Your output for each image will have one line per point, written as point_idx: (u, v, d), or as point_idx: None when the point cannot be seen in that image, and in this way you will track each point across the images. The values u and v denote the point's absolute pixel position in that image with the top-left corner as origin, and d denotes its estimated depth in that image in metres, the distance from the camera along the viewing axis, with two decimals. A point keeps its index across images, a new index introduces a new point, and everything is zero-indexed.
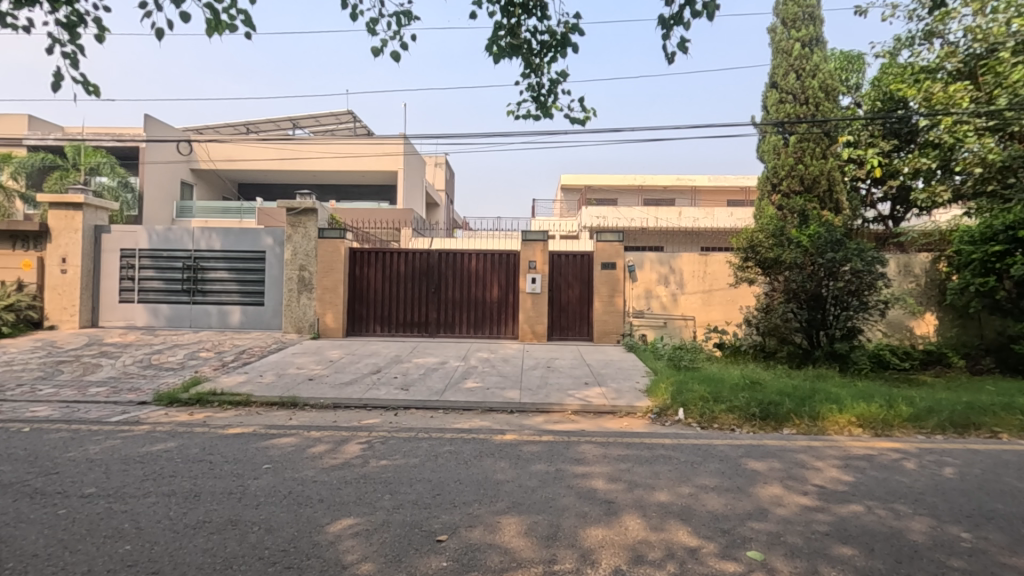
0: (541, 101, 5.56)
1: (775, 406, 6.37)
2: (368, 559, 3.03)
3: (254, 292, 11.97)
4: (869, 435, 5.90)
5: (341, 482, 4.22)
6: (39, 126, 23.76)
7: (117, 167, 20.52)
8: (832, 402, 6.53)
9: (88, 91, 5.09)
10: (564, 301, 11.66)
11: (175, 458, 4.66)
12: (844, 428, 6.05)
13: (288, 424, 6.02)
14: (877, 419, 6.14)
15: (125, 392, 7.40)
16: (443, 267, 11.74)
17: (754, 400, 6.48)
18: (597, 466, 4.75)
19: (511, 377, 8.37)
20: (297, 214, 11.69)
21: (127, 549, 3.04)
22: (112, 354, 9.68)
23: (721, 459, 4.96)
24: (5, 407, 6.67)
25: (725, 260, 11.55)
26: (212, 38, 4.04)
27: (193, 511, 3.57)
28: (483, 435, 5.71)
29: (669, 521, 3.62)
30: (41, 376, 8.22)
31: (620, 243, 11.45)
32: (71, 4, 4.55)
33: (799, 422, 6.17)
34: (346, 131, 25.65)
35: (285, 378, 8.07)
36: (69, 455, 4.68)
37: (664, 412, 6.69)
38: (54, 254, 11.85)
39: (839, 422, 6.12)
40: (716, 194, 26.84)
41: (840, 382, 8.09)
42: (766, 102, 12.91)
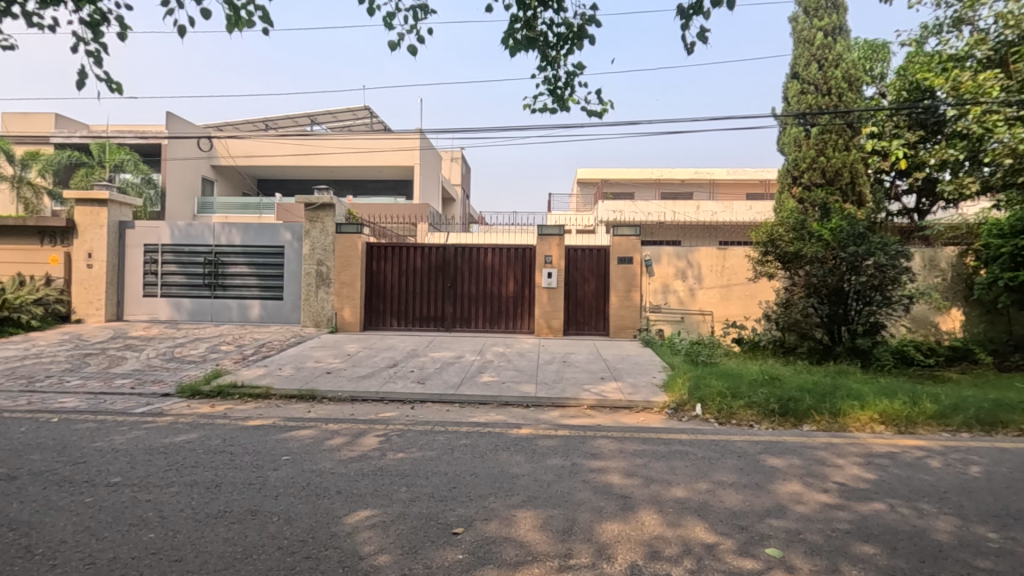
0: (557, 94, 5.51)
1: (795, 402, 6.28)
2: (385, 551, 3.06)
3: (273, 287, 12.13)
4: (892, 432, 5.79)
5: (358, 474, 4.26)
6: (66, 124, 24.32)
7: (141, 164, 20.89)
8: (853, 399, 6.42)
9: (111, 88, 5.20)
10: (580, 296, 11.62)
11: (197, 449, 4.75)
12: (866, 424, 5.94)
13: (307, 416, 6.10)
14: (900, 416, 6.02)
15: (149, 384, 7.57)
16: (459, 261, 11.76)
17: (773, 396, 6.40)
18: (613, 461, 4.73)
19: (527, 371, 8.37)
20: (315, 209, 11.80)
21: (150, 537, 3.11)
22: (136, 347, 9.90)
23: (740, 455, 4.90)
24: (36, 398, 6.87)
25: (744, 254, 11.38)
26: (232, 34, 4.08)
27: (214, 501, 3.64)
28: (499, 429, 5.72)
29: (686, 517, 3.59)
30: (69, 368, 8.44)
31: (637, 238, 11.37)
32: (94, 4, 4.64)
33: (819, 418, 6.08)
34: (363, 126, 25.81)
35: (304, 371, 8.18)
36: (96, 445, 4.80)
37: (681, 407, 6.63)
38: (81, 249, 12.14)
39: (861, 419, 6.01)
40: (735, 188, 26.47)
41: (861, 379, 7.94)
42: (787, 93, 12.68)
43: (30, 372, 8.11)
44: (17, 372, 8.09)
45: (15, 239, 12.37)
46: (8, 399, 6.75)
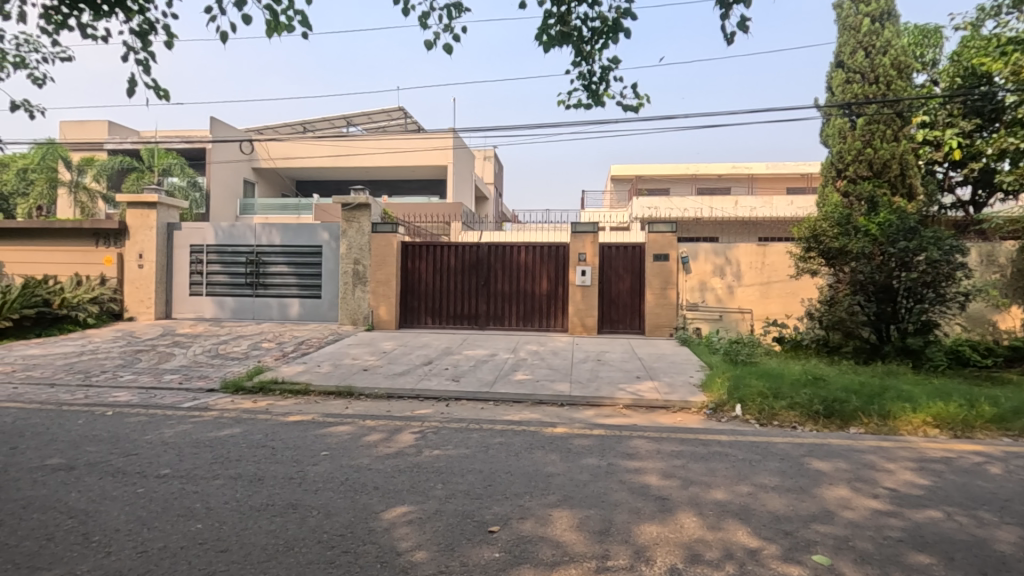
0: (592, 90, 5.45)
1: (841, 403, 6.05)
2: (422, 547, 3.08)
3: (312, 285, 12.42)
4: (947, 436, 5.50)
5: (395, 470, 4.31)
6: (118, 131, 25.48)
7: (187, 168, 21.69)
8: (904, 401, 6.13)
9: (159, 95, 5.41)
10: (615, 294, 11.48)
11: (240, 443, 4.89)
12: (918, 428, 5.67)
13: (345, 413, 6.21)
14: (956, 419, 5.72)
15: (196, 380, 7.86)
16: (492, 260, 11.78)
17: (817, 397, 6.18)
18: (650, 462, 4.65)
19: (561, 369, 8.32)
20: (352, 209, 12.01)
21: (198, 528, 3.22)
22: (183, 344, 10.29)
23: (783, 458, 4.75)
24: (91, 392, 7.21)
25: (785, 250, 11.05)
26: (272, 39, 4.17)
27: (257, 494, 3.74)
28: (534, 428, 5.70)
29: (727, 521, 3.50)
30: (122, 364, 8.83)
31: (673, 234, 11.16)
32: (142, 14, 4.82)
33: (867, 421, 5.83)
34: (397, 127, 26.16)
35: (341, 368, 8.35)
36: (146, 438, 5.01)
37: (720, 407, 6.47)
38: (132, 250, 12.70)
39: (913, 422, 5.73)
40: (775, 182, 25.73)
41: (912, 380, 7.59)
42: (831, 83, 12.22)
43: (87, 368, 8.52)
44: (76, 367, 8.51)
45: (72, 241, 13.04)
46: (66, 393, 7.11)
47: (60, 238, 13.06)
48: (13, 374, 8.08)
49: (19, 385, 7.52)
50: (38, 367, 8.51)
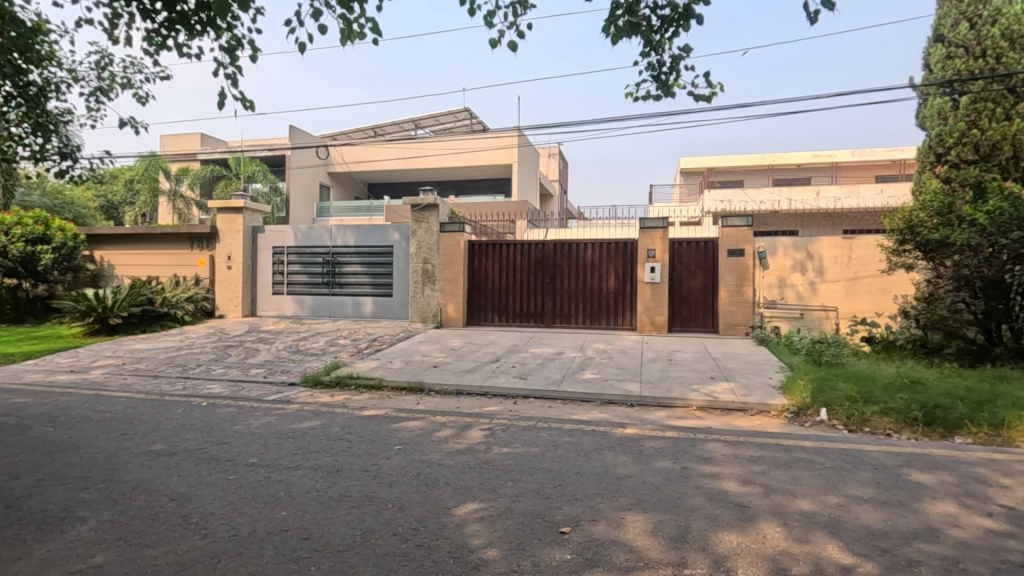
0: (662, 80, 5.26)
1: (943, 410, 5.52)
2: (493, 545, 3.09)
3: (383, 284, 12.85)
4: None
5: (465, 466, 4.36)
6: (209, 142, 27.55)
7: (268, 175, 23.28)
8: (1021, 409, 5.50)
9: (245, 106, 5.77)
10: (686, 291, 11.10)
11: (320, 436, 5.13)
12: None
13: (416, 408, 6.37)
14: None
15: (279, 374, 8.34)
16: (558, 257, 11.71)
17: (915, 403, 5.67)
18: (727, 467, 4.44)
19: (630, 369, 8.13)
20: (421, 210, 12.32)
21: (283, 515, 3.39)
22: (268, 340, 10.95)
23: (877, 468, 4.39)
24: (189, 384, 7.82)
25: (874, 243, 10.27)
26: (346, 47, 4.33)
27: (336, 485, 3.90)
28: (603, 428, 5.60)
29: (815, 533, 3.27)
30: (215, 358, 9.53)
31: (749, 228, 10.63)
32: (231, 30, 5.15)
33: (975, 430, 5.28)
34: (464, 128, 26.58)
35: (412, 364, 8.59)
36: (237, 428, 5.36)
37: (803, 411, 6.08)
38: (222, 252, 13.67)
39: None
40: (862, 171, 23.96)
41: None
42: (929, 59, 11.20)
43: (184, 361, 9.26)
44: (175, 361, 9.27)
45: (172, 245, 14.23)
46: (167, 384, 7.75)
47: (162, 242, 14.29)
48: (124, 366, 8.92)
49: (128, 376, 8.28)
50: (144, 360, 9.34)
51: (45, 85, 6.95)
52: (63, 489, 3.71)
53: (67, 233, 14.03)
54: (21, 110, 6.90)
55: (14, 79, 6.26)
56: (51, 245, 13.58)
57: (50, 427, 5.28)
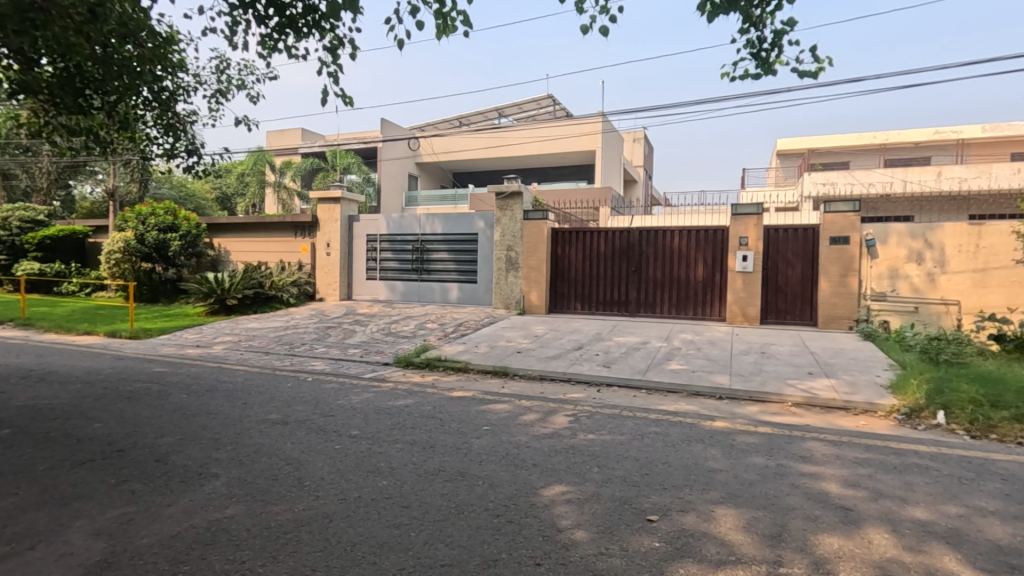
0: (762, 58, 5.32)
1: (953, 390, 5.67)
2: (581, 527, 3.12)
3: (470, 271, 13.38)
4: None
5: (552, 450, 4.38)
6: (309, 138, 29.91)
7: (362, 166, 25.06)
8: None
9: (345, 102, 6.25)
10: (783, 281, 10.66)
11: (415, 413, 5.42)
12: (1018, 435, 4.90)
13: (501, 392, 6.52)
14: None
15: (374, 354, 8.88)
16: (644, 244, 11.63)
17: (970, 397, 5.46)
18: (830, 468, 4.15)
19: (719, 361, 7.83)
20: (506, 198, 12.64)
21: (384, 484, 3.63)
22: (363, 322, 11.65)
23: (1007, 479, 3.96)
24: (296, 360, 8.55)
25: (1009, 229, 9.41)
26: (441, 39, 4.62)
27: (431, 459, 4.10)
28: (691, 420, 5.44)
29: (931, 543, 3.03)
30: (317, 338, 10.28)
31: (857, 214, 10.01)
32: (334, 31, 5.68)
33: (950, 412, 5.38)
34: (547, 114, 26.98)
35: (497, 349, 8.83)
36: (341, 402, 5.78)
37: (915, 414, 5.59)
38: (322, 240, 14.72)
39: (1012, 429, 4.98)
40: (993, 148, 21.48)
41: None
42: None
43: (291, 339, 10.10)
44: (283, 339, 10.11)
45: (278, 233, 15.49)
46: (279, 359, 8.52)
47: (271, 230, 15.61)
48: (241, 342, 9.90)
49: (245, 352, 9.16)
50: (257, 338, 10.27)
51: (176, 89, 7.66)
52: (200, 448, 4.22)
53: (192, 222, 15.55)
54: (156, 114, 7.64)
55: (151, 87, 6.91)
56: (179, 233, 15.17)
57: (186, 393, 6.00)
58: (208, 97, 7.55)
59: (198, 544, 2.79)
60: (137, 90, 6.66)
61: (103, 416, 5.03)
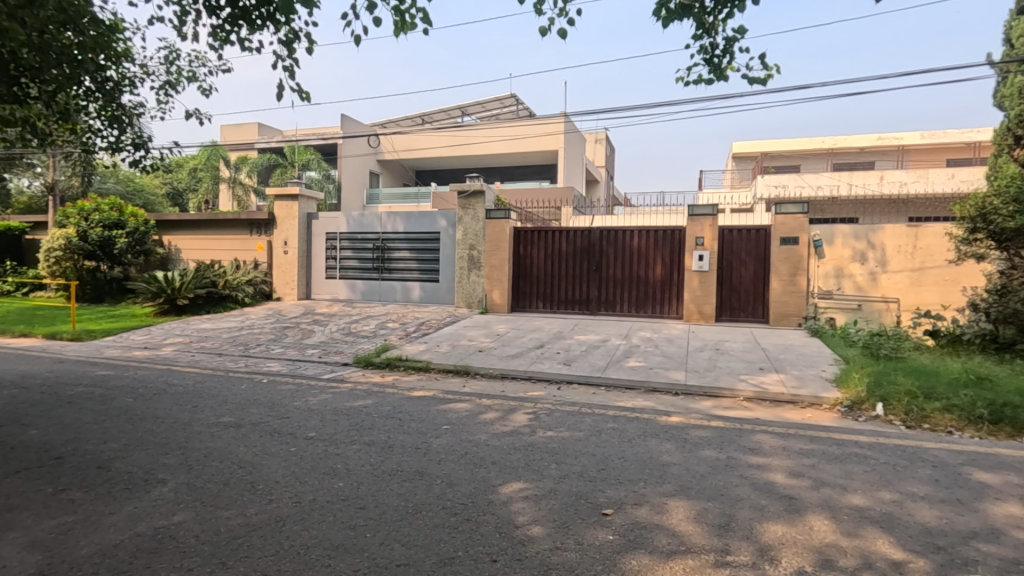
0: (714, 64, 5.49)
1: (891, 384, 5.99)
2: (538, 523, 3.16)
3: (432, 270, 13.29)
4: (978, 435, 5.02)
5: (510, 447, 4.42)
6: (266, 133, 29.09)
7: (322, 163, 24.63)
8: (968, 389, 5.75)
9: (302, 97, 6.12)
10: (736, 280, 11.01)
11: (373, 413, 5.36)
12: (947, 425, 5.23)
13: (461, 391, 6.51)
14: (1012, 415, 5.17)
15: (333, 354, 8.73)
16: (605, 244, 11.81)
17: (906, 389, 5.77)
18: (776, 459, 4.33)
19: (676, 357, 8.03)
20: (467, 197, 12.61)
21: (340, 486, 3.59)
22: (322, 322, 11.43)
23: (937, 465, 4.22)
24: (251, 361, 8.31)
25: (942, 231, 10.00)
26: (399, 37, 4.59)
27: (388, 460, 4.07)
28: (647, 416, 5.58)
29: (867, 528, 3.20)
30: (273, 338, 10.02)
31: (805, 216, 10.44)
32: (290, 24, 5.56)
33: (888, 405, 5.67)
34: (510, 114, 27.05)
35: (459, 348, 8.81)
36: (297, 404, 5.67)
37: (857, 405, 5.89)
38: (279, 238, 14.35)
39: (942, 419, 5.30)
40: (931, 154, 22.76)
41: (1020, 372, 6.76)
42: (1011, 33, 9.99)
43: (246, 340, 9.82)
44: (238, 340, 9.82)
45: (233, 230, 15.02)
46: (232, 361, 8.27)
47: (225, 228, 15.12)
48: (192, 343, 9.56)
49: (196, 353, 8.84)
50: (210, 339, 9.94)
51: (121, 79, 7.33)
52: (146, 453, 4.07)
53: (139, 219, 14.89)
54: (100, 105, 7.30)
55: (94, 76, 6.60)
56: (125, 230, 14.50)
57: (132, 397, 5.76)
58: (156, 89, 7.26)
59: (142, 552, 2.70)
60: (78, 80, 6.36)
61: (40, 422, 4.78)
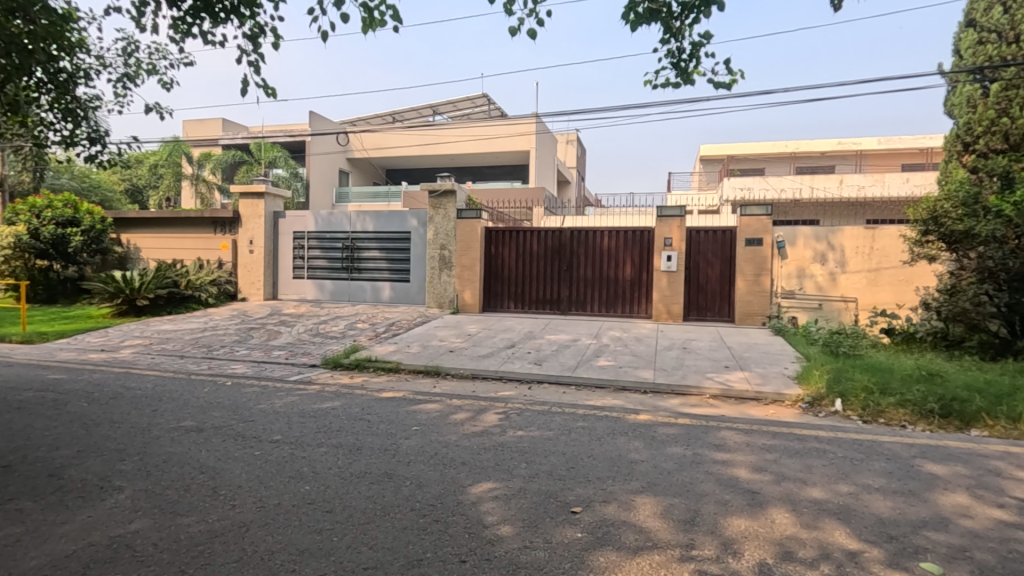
0: (681, 68, 5.59)
1: (849, 380, 6.21)
2: (507, 522, 3.17)
3: (402, 270, 13.17)
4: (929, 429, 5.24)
5: (480, 448, 4.41)
6: (231, 129, 28.35)
7: (289, 160, 24.24)
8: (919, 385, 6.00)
9: (268, 93, 5.98)
10: (703, 280, 11.23)
11: (341, 415, 5.28)
12: (900, 419, 5.46)
13: (432, 391, 6.47)
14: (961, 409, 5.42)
15: (300, 356, 8.56)
16: (575, 244, 11.90)
17: (863, 386, 5.99)
18: (740, 455, 4.44)
19: (645, 356, 8.16)
20: (438, 196, 12.54)
21: (306, 489, 3.52)
22: (289, 323, 11.19)
23: (891, 458, 4.39)
24: (214, 363, 8.09)
25: (897, 233, 10.40)
26: (367, 34, 4.53)
27: (357, 462, 4.02)
28: (617, 414, 5.64)
29: (825, 520, 3.31)
30: (238, 340, 9.77)
31: (768, 217, 10.72)
32: (255, 18, 5.43)
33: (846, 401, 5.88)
34: (482, 113, 27.01)
35: (429, 348, 8.75)
36: (262, 406, 5.54)
37: (817, 402, 6.09)
38: (245, 236, 14.00)
39: (896, 414, 5.53)
40: (887, 158, 23.68)
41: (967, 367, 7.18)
42: (960, 45, 10.45)
43: (209, 342, 9.55)
44: (201, 342, 9.54)
45: (196, 229, 14.58)
46: (195, 363, 8.02)
47: (188, 226, 14.66)
48: (152, 345, 9.24)
49: (156, 356, 8.55)
50: (171, 340, 9.63)
51: (75, 71, 7.04)
52: (101, 460, 3.92)
53: (95, 216, 14.34)
54: (53, 97, 7.00)
55: (45, 67, 6.32)
56: (80, 227, 13.94)
57: (86, 402, 5.53)
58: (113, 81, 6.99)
59: (96, 562, 2.61)
60: (29, 70, 6.08)
61: None
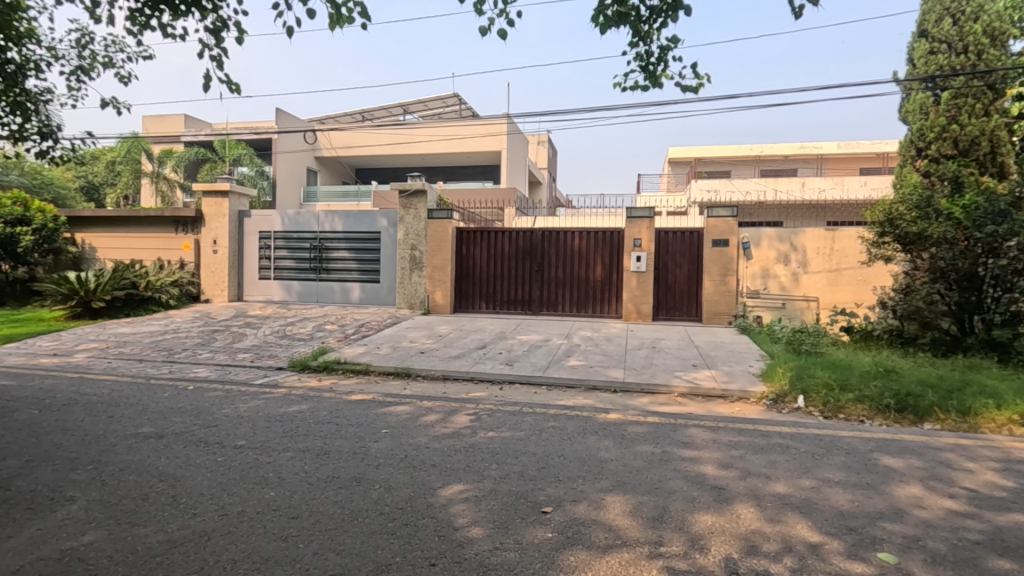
0: (650, 71, 5.67)
1: (810, 376, 6.40)
2: (478, 524, 3.15)
3: (372, 271, 13.00)
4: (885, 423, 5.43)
5: (451, 450, 4.38)
6: (193, 125, 27.51)
7: (254, 158, 23.51)
8: (876, 381, 6.21)
9: (231, 89, 5.83)
10: (672, 280, 11.41)
11: (308, 419, 5.18)
12: (858, 414, 5.65)
13: (402, 394, 6.39)
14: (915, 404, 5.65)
15: (266, 358, 8.36)
16: (546, 244, 11.95)
17: (824, 382, 6.19)
18: (707, 452, 4.52)
19: (615, 356, 8.24)
20: (409, 196, 12.42)
21: (271, 496, 3.43)
22: (254, 325, 10.92)
23: (850, 453, 4.54)
24: (175, 367, 7.82)
25: (855, 235, 10.78)
26: (334, 30, 4.45)
27: (324, 466, 3.94)
28: (587, 414, 5.68)
29: (788, 514, 3.40)
30: (201, 342, 9.48)
31: (734, 219, 10.97)
32: (217, 12, 5.28)
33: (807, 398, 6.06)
34: (453, 113, 26.89)
35: (400, 350, 8.66)
36: (225, 411, 5.38)
37: (781, 398, 6.24)
38: (208, 236, 13.61)
39: (854, 409, 5.72)
40: (846, 163, 24.50)
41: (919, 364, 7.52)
42: (913, 55, 10.88)
43: (170, 345, 9.24)
44: (161, 345, 9.22)
45: (156, 228, 14.09)
46: (155, 367, 7.75)
47: (147, 226, 14.16)
48: (109, 349, 8.89)
49: (113, 360, 8.23)
50: (129, 344, 9.27)
51: (25, 62, 6.73)
52: (52, 470, 3.74)
53: (47, 214, 13.73)
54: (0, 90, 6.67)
55: None
56: (30, 226, 13.32)
57: (37, 409, 5.28)
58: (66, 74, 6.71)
59: None
60: None
61: None
